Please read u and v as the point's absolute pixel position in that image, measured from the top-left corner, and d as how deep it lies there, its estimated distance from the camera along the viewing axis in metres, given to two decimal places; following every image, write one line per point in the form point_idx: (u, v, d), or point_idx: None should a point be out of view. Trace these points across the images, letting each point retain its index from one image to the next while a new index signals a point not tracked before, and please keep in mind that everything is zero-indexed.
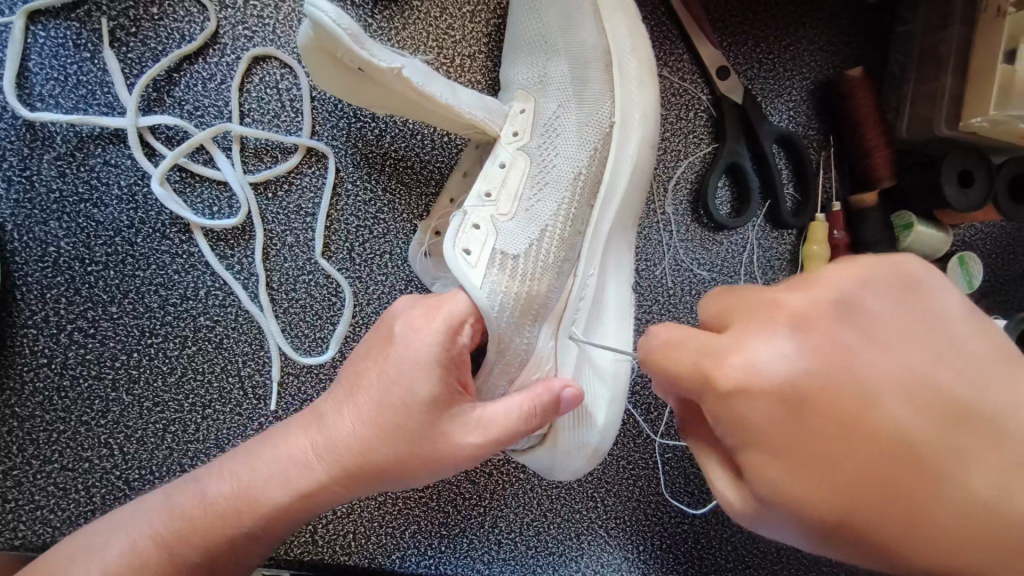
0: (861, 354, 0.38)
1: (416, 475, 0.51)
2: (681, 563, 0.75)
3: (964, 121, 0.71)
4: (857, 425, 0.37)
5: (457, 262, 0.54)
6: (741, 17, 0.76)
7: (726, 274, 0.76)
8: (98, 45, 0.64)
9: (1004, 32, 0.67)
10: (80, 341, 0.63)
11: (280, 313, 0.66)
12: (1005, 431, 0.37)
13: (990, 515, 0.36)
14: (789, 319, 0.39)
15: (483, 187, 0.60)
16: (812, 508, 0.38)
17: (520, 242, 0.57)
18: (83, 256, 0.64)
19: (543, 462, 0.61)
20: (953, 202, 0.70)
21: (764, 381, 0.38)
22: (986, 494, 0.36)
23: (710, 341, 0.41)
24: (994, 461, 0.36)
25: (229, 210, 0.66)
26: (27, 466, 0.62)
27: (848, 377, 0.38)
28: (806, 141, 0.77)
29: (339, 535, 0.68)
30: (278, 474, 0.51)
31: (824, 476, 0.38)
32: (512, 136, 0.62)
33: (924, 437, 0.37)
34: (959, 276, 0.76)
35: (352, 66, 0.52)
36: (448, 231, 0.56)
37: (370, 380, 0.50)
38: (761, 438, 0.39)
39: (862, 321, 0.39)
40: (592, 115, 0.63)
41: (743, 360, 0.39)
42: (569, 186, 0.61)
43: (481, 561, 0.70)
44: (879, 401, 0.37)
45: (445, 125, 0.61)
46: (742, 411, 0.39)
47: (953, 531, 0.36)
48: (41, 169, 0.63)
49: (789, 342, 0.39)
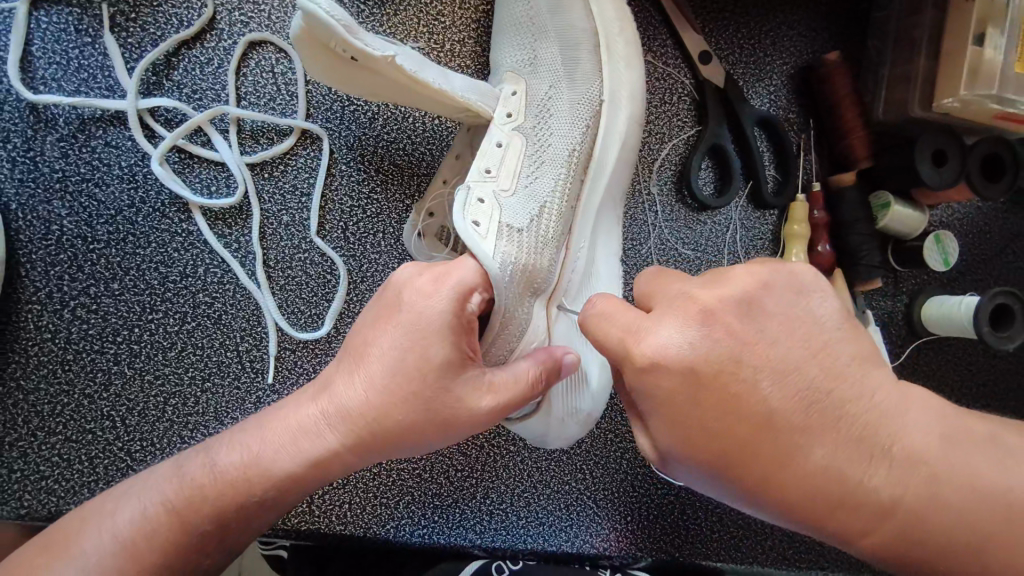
0: (749, 346, 0.42)
1: (413, 441, 0.53)
2: (667, 534, 0.77)
3: (936, 103, 0.74)
4: (733, 403, 0.42)
5: (470, 235, 0.55)
6: (722, 4, 0.78)
7: (710, 253, 0.79)
8: (98, 30, 0.66)
9: (974, 15, 0.69)
10: (83, 317, 0.65)
11: (276, 290, 0.68)
12: (847, 414, 0.42)
13: (824, 480, 0.42)
14: (697, 311, 0.43)
15: (483, 164, 0.61)
16: (692, 456, 0.44)
17: (524, 216, 0.59)
18: (85, 234, 0.66)
19: (536, 430, 0.63)
20: (926, 179, 0.72)
21: (672, 361, 0.43)
22: (819, 460, 0.42)
23: (633, 321, 0.45)
24: (841, 438, 0.42)
25: (226, 190, 0.68)
26: (32, 437, 0.64)
27: (734, 364, 0.42)
28: (786, 123, 0.80)
29: (334, 505, 0.70)
30: (279, 445, 0.53)
31: (701, 435, 0.43)
32: (505, 117, 0.64)
33: (789, 412, 0.42)
34: (936, 255, 0.78)
35: (348, 57, 0.55)
36: (457, 204, 0.57)
37: (368, 347, 0.52)
38: (659, 409, 0.44)
39: (756, 317, 0.43)
40: (581, 93, 0.65)
41: (653, 342, 0.43)
42: (565, 163, 0.63)
43: (473, 531, 0.72)
44: (755, 386, 0.42)
45: (438, 108, 0.63)
46: (650, 384, 0.43)
47: (797, 484, 0.42)
48: (44, 150, 0.66)
49: (695, 332, 0.43)
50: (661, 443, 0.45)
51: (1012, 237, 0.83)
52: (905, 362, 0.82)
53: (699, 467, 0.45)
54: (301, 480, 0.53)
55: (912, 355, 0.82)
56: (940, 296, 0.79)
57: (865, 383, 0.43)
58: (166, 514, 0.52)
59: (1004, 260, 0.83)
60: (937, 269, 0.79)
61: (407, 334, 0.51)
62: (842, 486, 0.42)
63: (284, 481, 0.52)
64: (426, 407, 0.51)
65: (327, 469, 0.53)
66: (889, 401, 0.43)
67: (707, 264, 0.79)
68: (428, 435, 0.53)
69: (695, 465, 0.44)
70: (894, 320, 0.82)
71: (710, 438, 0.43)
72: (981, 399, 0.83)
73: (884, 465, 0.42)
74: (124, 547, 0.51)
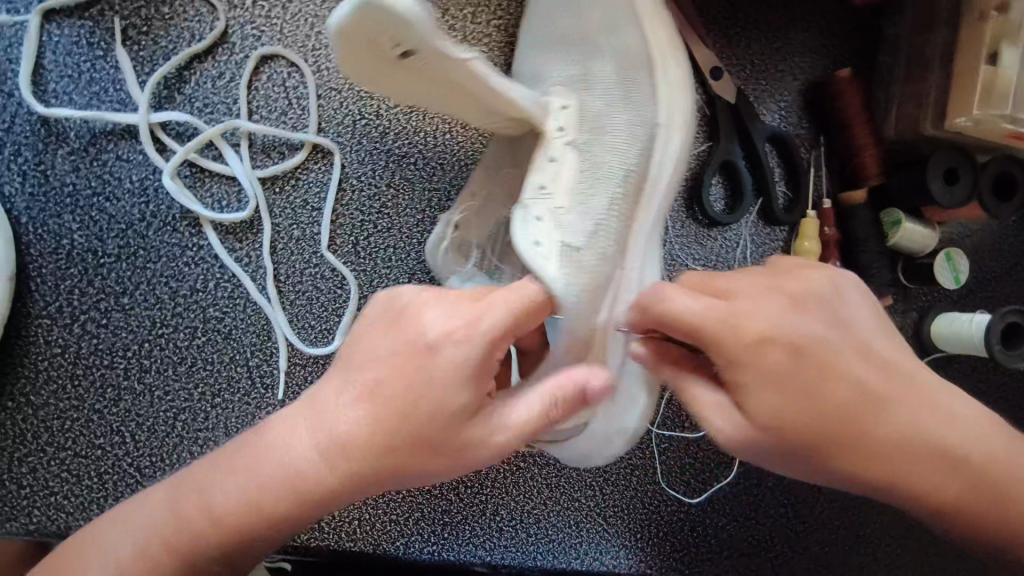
0: (833, 329, 0.48)
1: (419, 472, 0.50)
2: (676, 550, 0.76)
3: (949, 122, 0.74)
4: (833, 374, 0.48)
5: (534, 255, 0.55)
6: (733, 20, 0.78)
7: (720, 269, 0.78)
8: (110, 43, 0.66)
9: (987, 36, 0.71)
10: (93, 332, 0.65)
11: (287, 305, 0.68)
12: (909, 380, 0.50)
13: (904, 435, 0.49)
14: (791, 297, 0.48)
15: (538, 180, 0.60)
16: (801, 430, 0.47)
17: (583, 233, 0.59)
18: (95, 249, 0.65)
19: (580, 451, 0.59)
20: (937, 196, 0.72)
21: (784, 337, 0.47)
22: (901, 420, 0.49)
23: (727, 306, 0.47)
24: (912, 400, 0.50)
25: (237, 205, 0.68)
26: (42, 452, 0.64)
27: (828, 341, 0.48)
28: (797, 139, 0.79)
29: (344, 522, 0.70)
30: (266, 475, 0.49)
31: (808, 405, 0.47)
32: (559, 131, 0.63)
33: (876, 378, 0.49)
34: (947, 272, 0.78)
35: (400, 55, 0.52)
36: (518, 225, 0.57)
37: (372, 368, 0.49)
38: (767, 384, 0.47)
39: (835, 302, 0.50)
40: (638, 113, 0.63)
41: (759, 321, 0.47)
42: (621, 183, 0.62)
43: (482, 548, 0.72)
44: (845, 361, 0.48)
45: (482, 113, 0.61)
46: (759, 360, 0.47)
47: (887, 440, 0.49)
48: (55, 164, 0.65)
49: (793, 312, 0.48)
50: (768, 422, 0.48)
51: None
52: None
53: (803, 441, 0.48)
54: (304, 507, 0.50)
55: None
56: (949, 313, 0.79)
57: (906, 356, 0.51)
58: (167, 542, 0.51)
59: (1015, 278, 0.83)
60: (948, 287, 0.78)
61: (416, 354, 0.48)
62: (917, 440, 0.49)
63: (284, 510, 0.49)
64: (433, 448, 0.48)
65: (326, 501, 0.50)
66: (922, 370, 0.52)
67: None
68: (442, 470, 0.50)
69: (801, 438, 0.48)
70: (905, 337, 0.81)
71: (818, 407, 0.47)
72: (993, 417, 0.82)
73: (938, 419, 0.51)
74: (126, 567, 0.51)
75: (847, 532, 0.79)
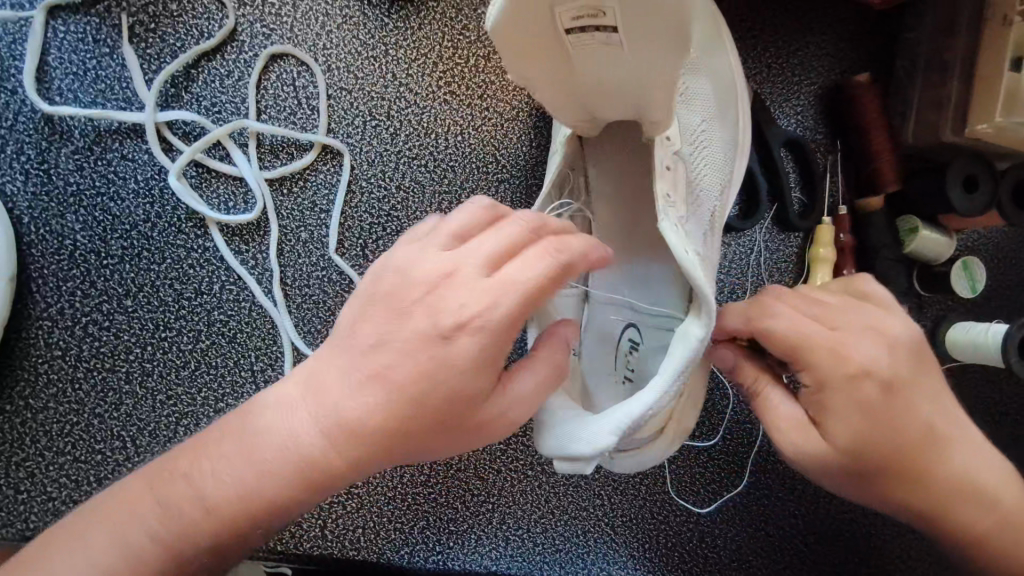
0: (916, 370, 0.51)
1: (424, 448, 0.45)
2: (685, 561, 0.75)
3: (969, 129, 0.72)
4: (907, 412, 0.50)
5: (692, 265, 0.49)
6: (749, 23, 0.77)
7: (734, 275, 0.77)
8: (117, 40, 0.65)
9: (1010, 41, 0.69)
10: (95, 334, 0.64)
11: (293, 308, 0.66)
12: (962, 428, 0.53)
13: (948, 475, 0.53)
14: (885, 334, 0.51)
15: (664, 187, 0.55)
16: (864, 454, 0.51)
17: (699, 242, 0.56)
18: (98, 249, 0.64)
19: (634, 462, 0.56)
20: (956, 204, 0.71)
21: (879, 373, 0.49)
22: (949, 461, 0.52)
23: (828, 335, 0.50)
24: (961, 447, 0.53)
25: (244, 206, 0.66)
26: (40, 457, 0.62)
27: (910, 382, 0.51)
28: (814, 145, 0.78)
29: (348, 529, 0.69)
30: (254, 456, 0.44)
31: (881, 434, 0.50)
32: (667, 139, 0.57)
33: (936, 421, 0.52)
34: (963, 281, 0.77)
35: (572, 27, 0.50)
36: (669, 239, 0.50)
37: (374, 342, 0.43)
38: (851, 411, 0.50)
39: (921, 349, 0.52)
40: (730, 132, 0.62)
41: (858, 354, 0.49)
42: (718, 200, 0.60)
43: (489, 558, 0.71)
44: (918, 403, 0.51)
45: (604, 95, 0.57)
46: (848, 389, 0.49)
47: (935, 478, 0.52)
48: (58, 162, 0.64)
49: (885, 349, 0.50)
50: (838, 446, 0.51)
51: None
52: None
53: (865, 464, 0.51)
54: (302, 495, 0.45)
55: None
56: (964, 322, 0.78)
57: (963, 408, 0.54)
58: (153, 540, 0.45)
59: None
60: (964, 295, 0.77)
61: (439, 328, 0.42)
62: (959, 483, 0.53)
63: (279, 499, 0.45)
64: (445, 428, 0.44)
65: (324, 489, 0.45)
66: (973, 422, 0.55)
67: (730, 287, 0.77)
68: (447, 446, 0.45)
69: (864, 461, 0.51)
70: None
71: (888, 439, 0.50)
72: (1008, 429, 0.81)
73: (980, 467, 0.54)
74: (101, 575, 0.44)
75: (858, 545, 0.78)
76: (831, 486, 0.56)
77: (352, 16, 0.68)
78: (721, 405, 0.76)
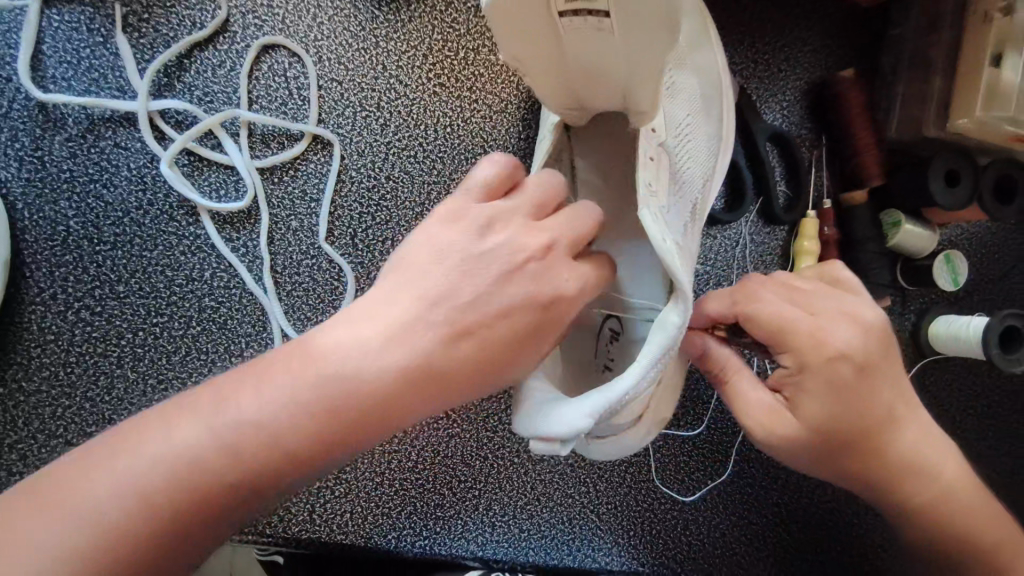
0: (884, 355, 0.55)
1: (461, 391, 0.46)
2: (669, 549, 0.76)
3: (951, 123, 0.74)
4: (872, 394, 0.55)
5: (670, 254, 0.50)
6: (737, 19, 0.78)
7: (719, 267, 0.78)
8: (110, 30, 0.66)
9: (992, 37, 0.70)
10: (88, 319, 0.65)
11: (283, 296, 0.67)
12: (915, 413, 0.58)
13: (900, 453, 0.57)
14: (859, 321, 0.55)
15: (647, 177, 0.54)
16: (831, 431, 0.55)
17: (679, 232, 0.57)
18: (91, 236, 0.65)
19: (612, 447, 0.56)
20: (937, 198, 0.72)
21: (854, 356, 0.53)
22: (901, 441, 0.57)
23: (806, 320, 0.54)
24: (913, 428, 0.58)
25: (235, 194, 0.67)
26: (32, 440, 0.63)
27: (877, 367, 0.55)
28: (799, 140, 0.79)
29: (336, 514, 0.70)
30: (286, 400, 0.43)
31: (847, 414, 0.54)
32: (650, 131, 0.57)
33: (894, 404, 0.56)
34: (946, 274, 0.78)
35: (565, 10, 0.51)
36: (649, 228, 0.51)
37: (470, 299, 0.46)
38: (825, 391, 0.54)
39: (888, 337, 0.56)
40: (711, 127, 0.63)
41: (834, 337, 0.53)
42: (698, 192, 0.61)
43: (475, 543, 0.72)
44: (882, 386, 0.55)
45: (594, 81, 0.58)
46: (823, 369, 0.53)
47: (888, 454, 0.57)
48: (52, 150, 0.65)
49: (857, 335, 0.54)
50: (809, 422, 0.55)
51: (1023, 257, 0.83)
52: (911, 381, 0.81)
53: (830, 441, 0.55)
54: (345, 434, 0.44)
55: (919, 375, 0.81)
56: (947, 316, 0.79)
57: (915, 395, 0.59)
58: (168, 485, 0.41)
59: (1014, 281, 0.82)
60: (947, 289, 0.78)
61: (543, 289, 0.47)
62: (909, 462, 0.58)
63: (302, 449, 0.43)
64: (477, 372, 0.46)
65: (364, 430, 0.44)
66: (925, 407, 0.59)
67: (716, 279, 0.78)
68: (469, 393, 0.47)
69: (830, 437, 0.55)
70: (900, 339, 0.81)
71: (853, 418, 0.54)
72: (987, 422, 0.82)
73: (931, 449, 0.58)
74: (106, 529, 0.40)
75: (838, 534, 0.79)
76: (791, 463, 0.60)
77: (343, 8, 0.69)
78: (706, 395, 0.77)
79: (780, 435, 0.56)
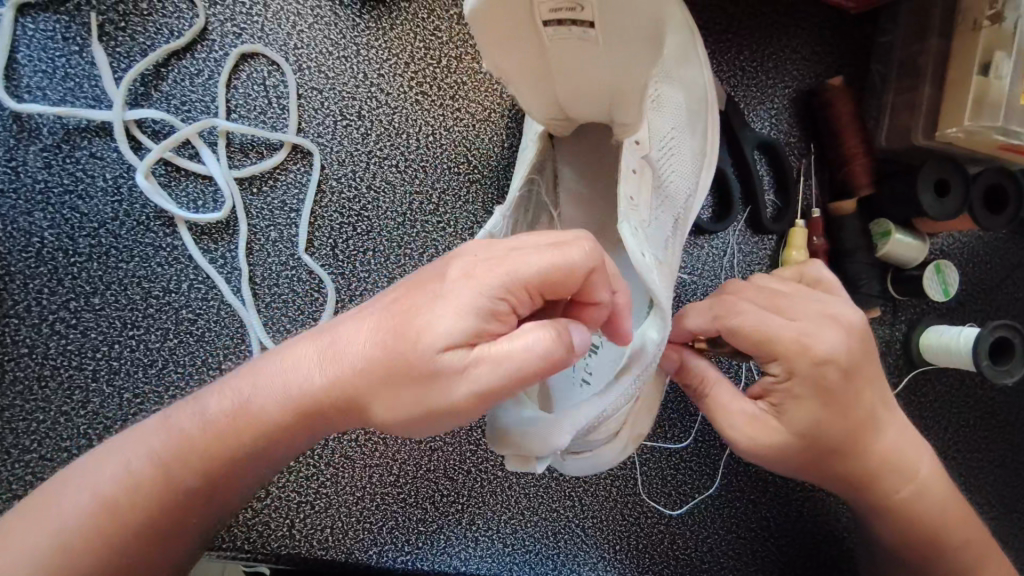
0: (867, 355, 0.54)
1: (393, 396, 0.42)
2: (656, 563, 0.75)
3: (940, 131, 0.73)
4: (859, 394, 0.54)
5: (649, 269, 0.49)
6: (725, 25, 0.77)
7: (707, 277, 0.77)
8: (86, 38, 0.65)
9: (981, 44, 0.70)
10: (63, 332, 0.64)
11: (262, 308, 0.66)
12: (896, 413, 0.58)
13: (884, 454, 0.57)
14: (843, 323, 0.54)
15: (629, 191, 0.54)
16: (820, 433, 0.54)
17: (660, 246, 0.56)
18: (66, 247, 0.64)
19: (589, 465, 0.55)
20: (927, 209, 0.71)
21: (840, 361, 0.52)
22: (885, 442, 0.57)
23: (791, 323, 0.53)
24: (896, 429, 0.57)
25: (214, 205, 0.66)
26: (6, 455, 0.61)
27: (862, 366, 0.54)
28: (788, 148, 0.78)
29: (316, 529, 0.69)
30: (236, 390, 0.45)
31: (835, 414, 0.53)
32: (634, 143, 0.56)
33: (878, 405, 0.56)
34: (936, 284, 0.77)
35: (549, 20, 0.49)
36: (628, 244, 0.50)
37: (413, 306, 0.41)
38: (813, 395, 0.53)
39: (869, 335, 0.55)
40: (696, 142, 0.62)
41: (822, 341, 0.52)
42: (682, 206, 0.61)
43: (457, 558, 0.71)
44: (866, 387, 0.55)
45: (576, 91, 0.56)
46: (811, 373, 0.52)
47: (875, 455, 0.57)
48: (27, 160, 0.64)
49: (843, 337, 0.53)
50: (796, 424, 0.54)
51: (1013, 267, 0.82)
52: (902, 393, 0.79)
53: (819, 444, 0.54)
54: (298, 424, 0.45)
55: (911, 386, 0.79)
56: (939, 326, 0.77)
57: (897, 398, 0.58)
58: (127, 501, 0.44)
59: (1005, 291, 0.82)
60: (937, 299, 0.77)
61: (500, 280, 0.40)
62: (893, 463, 0.57)
63: (248, 433, 0.44)
64: (412, 385, 0.41)
65: (314, 422, 0.45)
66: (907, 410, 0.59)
67: (703, 289, 0.76)
68: (423, 416, 0.42)
69: (819, 439, 0.54)
70: (891, 350, 0.79)
71: (840, 419, 0.54)
72: (979, 433, 0.81)
73: (914, 454, 0.58)
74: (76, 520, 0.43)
75: (829, 548, 0.78)
76: (777, 470, 0.59)
77: (323, 16, 0.68)
78: (693, 407, 0.76)
79: (768, 441, 0.55)
